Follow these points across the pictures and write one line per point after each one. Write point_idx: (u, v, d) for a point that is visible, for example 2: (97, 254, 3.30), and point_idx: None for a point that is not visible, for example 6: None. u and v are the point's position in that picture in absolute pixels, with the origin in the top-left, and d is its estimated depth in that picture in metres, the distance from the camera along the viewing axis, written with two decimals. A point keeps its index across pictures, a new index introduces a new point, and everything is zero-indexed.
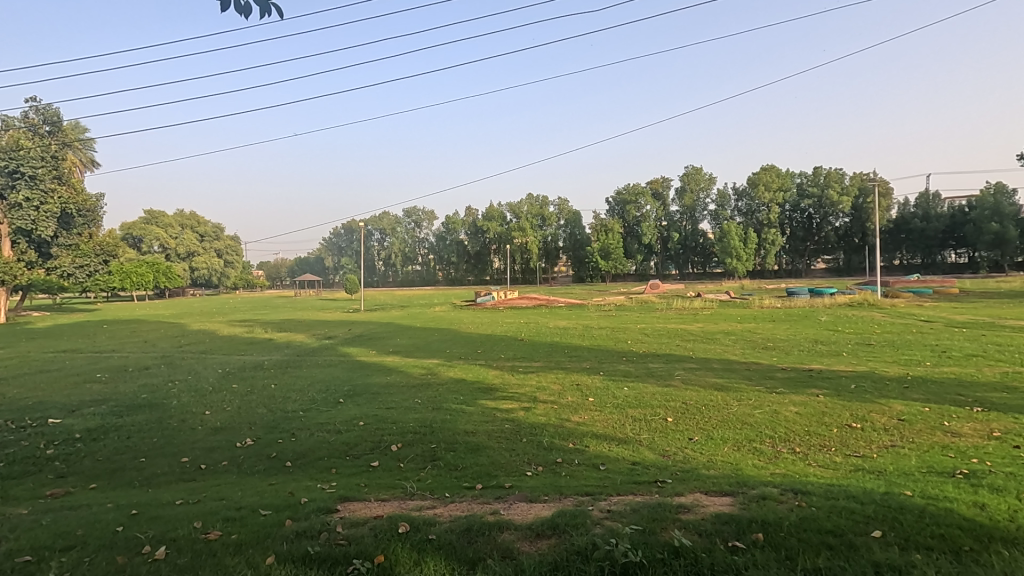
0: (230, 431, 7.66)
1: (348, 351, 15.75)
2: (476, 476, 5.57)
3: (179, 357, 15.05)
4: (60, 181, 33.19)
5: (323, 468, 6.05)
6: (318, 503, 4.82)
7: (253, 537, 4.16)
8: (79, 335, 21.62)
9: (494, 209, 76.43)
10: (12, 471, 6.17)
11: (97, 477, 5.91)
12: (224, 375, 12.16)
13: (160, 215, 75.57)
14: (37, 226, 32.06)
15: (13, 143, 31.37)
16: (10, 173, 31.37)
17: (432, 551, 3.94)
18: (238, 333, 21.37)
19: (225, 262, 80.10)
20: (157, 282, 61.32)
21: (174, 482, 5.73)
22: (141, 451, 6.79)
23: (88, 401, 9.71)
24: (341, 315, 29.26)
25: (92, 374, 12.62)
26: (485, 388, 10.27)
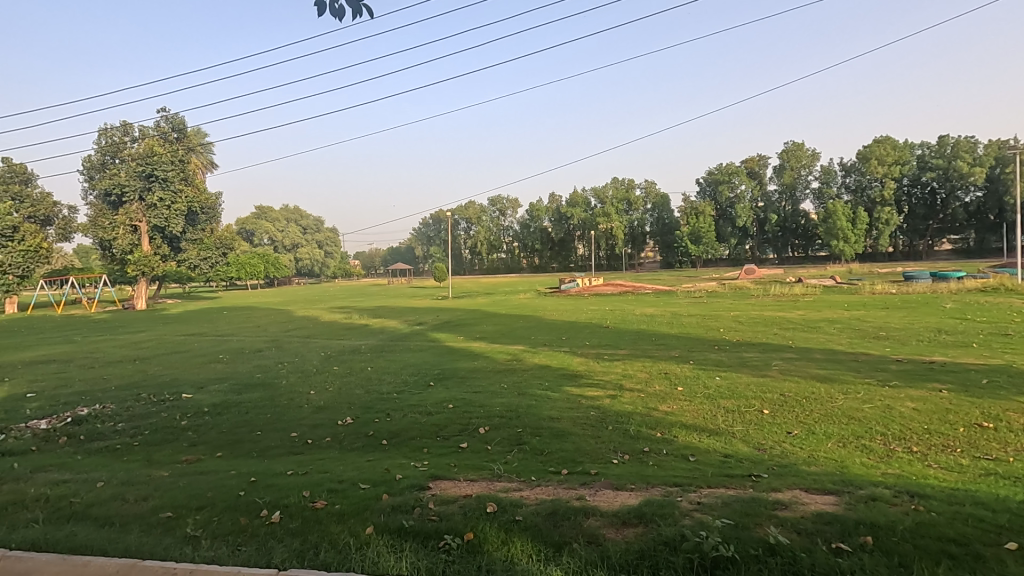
0: (332, 409, 8.25)
1: (437, 337, 16.42)
2: (562, 462, 5.60)
3: (286, 341, 16.42)
4: (186, 182, 37.02)
5: (415, 447, 6.37)
6: (411, 479, 5.09)
7: (354, 508, 4.48)
8: (204, 321, 24.19)
9: (578, 195, 76.00)
10: (155, 438, 7.06)
11: (222, 447, 6.62)
12: (326, 358, 13.10)
13: (269, 211, 82.70)
14: (170, 223, 35.99)
15: (148, 150, 35.24)
16: (146, 177, 35.42)
17: (518, 531, 4.04)
18: (337, 319, 22.91)
19: (326, 253, 85.75)
20: (267, 272, 67.04)
21: (286, 454, 6.29)
22: (256, 425, 7.50)
23: (212, 379, 10.87)
24: (429, 303, 30.42)
25: (215, 355, 14.10)
26: (571, 374, 10.29)
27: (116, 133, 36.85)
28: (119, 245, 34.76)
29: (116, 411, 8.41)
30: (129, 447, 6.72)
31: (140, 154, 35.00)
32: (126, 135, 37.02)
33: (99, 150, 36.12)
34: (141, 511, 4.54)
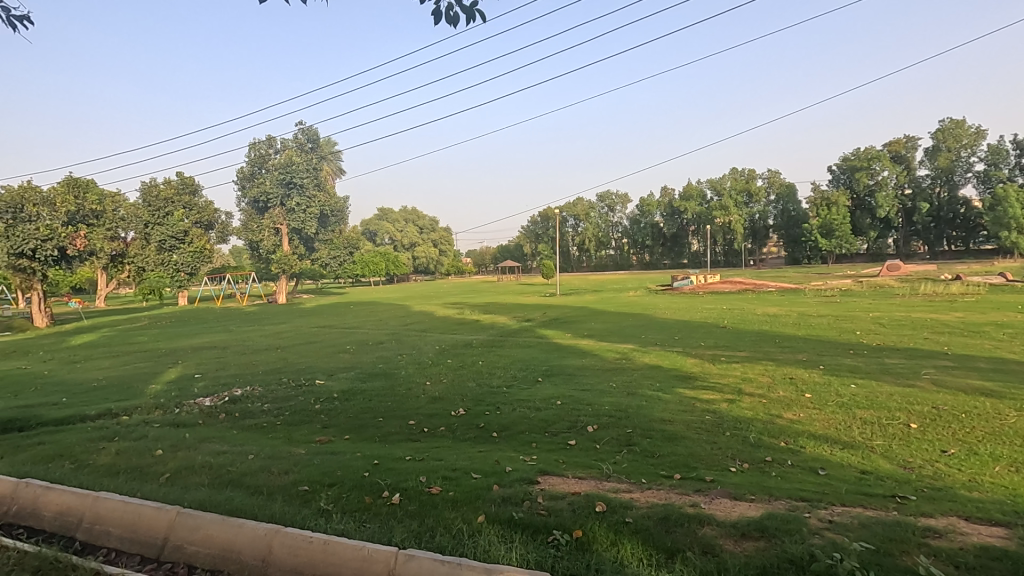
0: (446, 400, 8.65)
1: (545, 333, 16.58)
2: (675, 466, 5.39)
3: (404, 334, 17.47)
4: (319, 188, 40.77)
5: (524, 441, 6.48)
6: (521, 473, 5.19)
7: (467, 496, 4.66)
8: (334, 314, 26.45)
9: (692, 188, 72.56)
10: (294, 418, 7.88)
11: (349, 430, 7.21)
12: (440, 351, 13.77)
13: (390, 212, 88.58)
14: (305, 225, 39.82)
15: (288, 160, 39.23)
16: (286, 184, 39.42)
17: (629, 534, 3.95)
18: (451, 314, 23.97)
19: (440, 252, 89.92)
20: (388, 269, 71.82)
21: (404, 440, 6.70)
22: (378, 412, 8.07)
23: (341, 368, 11.90)
24: (538, 300, 30.72)
25: (344, 346, 15.42)
26: (683, 376, 9.86)
27: (262, 147, 41.34)
28: (265, 245, 39.20)
29: (263, 393, 9.48)
30: (273, 425, 7.56)
31: (282, 164, 39.15)
32: (270, 147, 41.49)
33: (249, 162, 40.86)
34: (283, 483, 5.08)
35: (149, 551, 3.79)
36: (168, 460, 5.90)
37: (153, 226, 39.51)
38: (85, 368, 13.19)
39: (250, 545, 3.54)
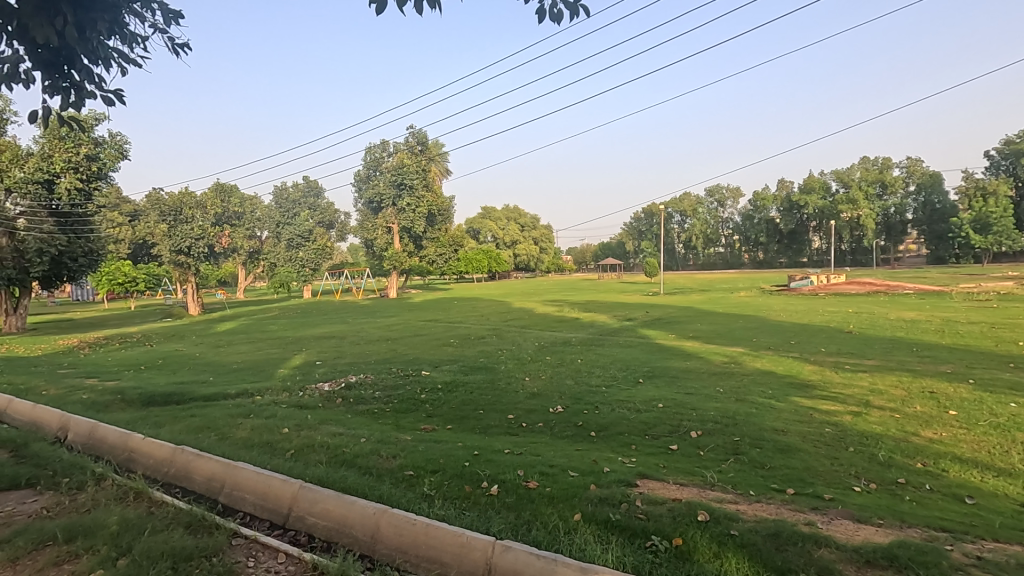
0: (544, 397, 8.71)
1: (647, 333, 16.12)
2: (787, 480, 5.01)
3: (505, 330, 17.85)
4: (427, 188, 42.63)
5: (623, 442, 6.35)
6: (619, 474, 5.10)
7: (564, 493, 4.66)
8: (439, 309, 27.66)
9: (814, 179, 66.68)
10: (401, 406, 8.37)
11: (451, 421, 7.51)
12: (540, 348, 13.88)
13: (493, 211, 90.58)
14: (414, 224, 41.89)
15: (400, 163, 41.53)
16: (398, 185, 41.80)
17: (734, 547, 3.74)
18: (550, 311, 24.07)
19: (541, 249, 90.55)
20: (490, 267, 73.54)
21: (503, 433, 6.86)
22: (479, 405, 8.33)
23: (445, 360, 12.44)
24: (640, 298, 29.95)
25: (448, 339, 16.09)
26: (800, 383, 9.12)
27: (377, 150, 44.13)
28: (378, 243, 42.09)
29: (374, 381, 10.18)
30: (383, 411, 8.08)
31: (394, 166, 41.59)
32: (384, 151, 44.13)
33: (365, 166, 43.86)
34: (392, 467, 5.42)
35: (276, 518, 4.21)
36: (293, 437, 6.53)
37: (283, 227, 43.65)
38: (228, 352, 14.96)
39: (361, 521, 3.80)
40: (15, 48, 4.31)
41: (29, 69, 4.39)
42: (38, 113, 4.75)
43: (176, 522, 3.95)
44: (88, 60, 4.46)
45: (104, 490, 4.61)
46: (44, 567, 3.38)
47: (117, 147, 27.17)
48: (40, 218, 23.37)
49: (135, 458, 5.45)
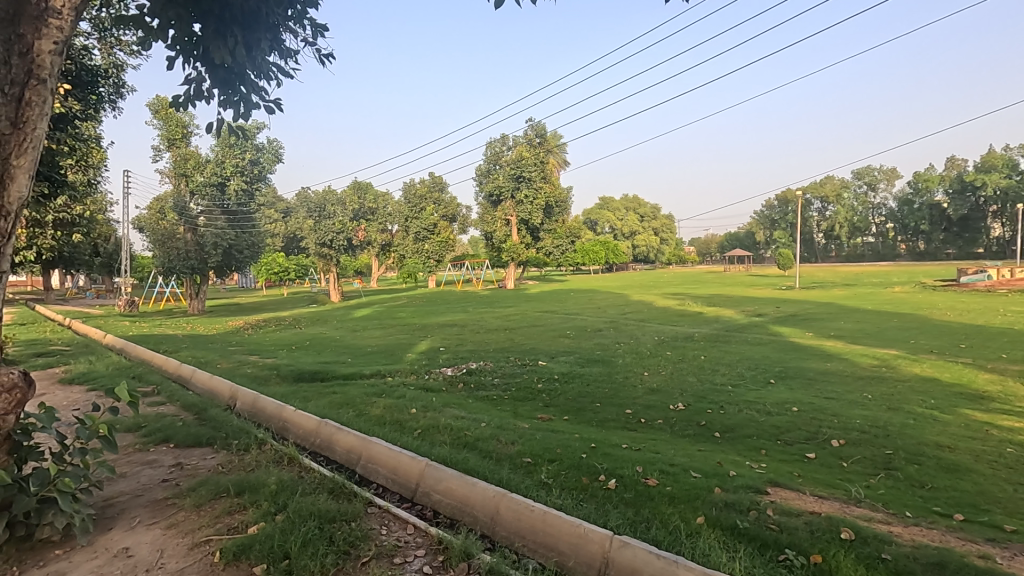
0: (664, 393, 8.41)
1: (779, 331, 14.87)
2: (953, 504, 4.36)
3: (623, 323, 17.49)
4: (545, 180, 42.93)
5: (752, 446, 5.93)
6: (747, 479, 4.77)
7: (685, 494, 4.47)
8: (556, 300, 27.82)
9: (995, 155, 56.88)
10: (519, 394, 8.57)
11: (568, 412, 7.54)
12: (659, 342, 13.42)
13: (611, 201, 88.80)
14: (532, 216, 42.50)
15: (519, 156, 42.20)
16: (516, 178, 42.46)
17: (885, 573, 3.32)
18: (671, 305, 23.12)
19: (661, 240, 87.34)
20: (608, 258, 72.30)
21: (620, 428, 6.75)
22: (596, 397, 8.25)
23: (561, 351, 12.50)
24: (773, 293, 27.68)
25: (564, 331, 16.15)
26: (973, 394, 7.85)
27: (497, 145, 45.16)
28: (497, 235, 43.26)
29: (493, 369, 10.52)
30: (502, 398, 8.33)
31: (513, 160, 42.37)
32: (504, 146, 45.06)
33: (486, 160, 45.12)
34: (510, 453, 5.57)
35: (405, 492, 4.53)
36: (420, 418, 6.96)
37: (411, 220, 46.46)
38: (364, 336, 16.35)
39: (482, 503, 3.94)
40: (199, 71, 5.04)
41: (210, 87, 5.10)
42: (215, 125, 5.50)
43: (321, 487, 4.40)
44: (254, 75, 5.06)
45: (264, 453, 5.27)
46: (219, 514, 3.95)
47: (273, 152, 30.75)
48: (215, 216, 27.08)
49: (287, 428, 6.16)
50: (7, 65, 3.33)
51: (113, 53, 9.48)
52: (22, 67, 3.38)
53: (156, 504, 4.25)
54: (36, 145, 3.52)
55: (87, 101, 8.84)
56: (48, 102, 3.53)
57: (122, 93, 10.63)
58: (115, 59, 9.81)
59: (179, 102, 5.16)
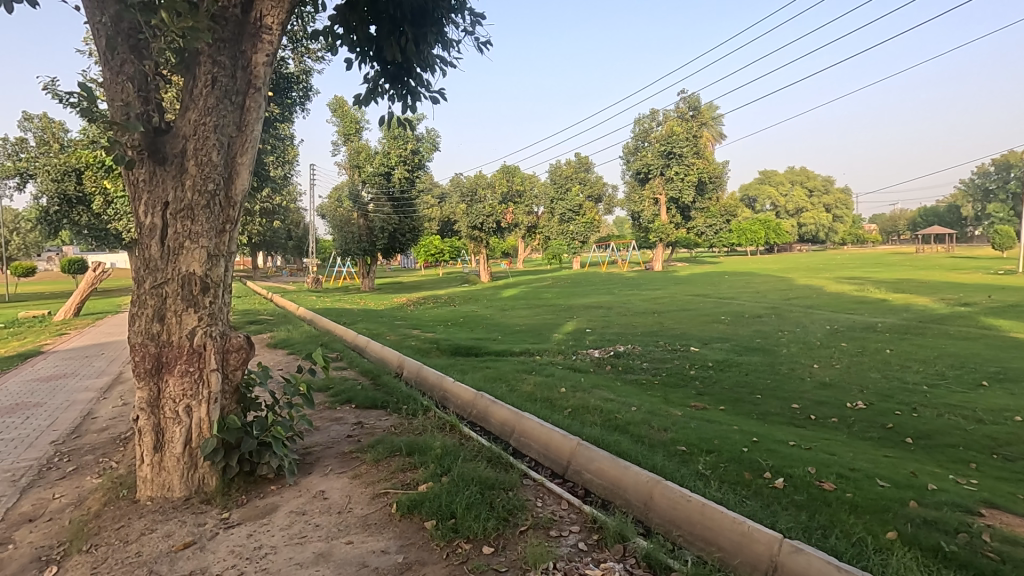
0: (840, 389, 7.50)
1: (993, 323, 12.38)
2: None
3: (787, 310, 15.91)
4: (698, 155, 40.35)
5: (958, 458, 5.03)
6: (952, 497, 4.07)
7: (871, 504, 3.96)
8: (708, 284, 26.23)
9: None
10: (670, 380, 8.27)
11: (724, 401, 7.08)
12: (832, 332, 11.97)
13: (774, 175, 80.82)
14: (682, 194, 40.26)
15: (669, 132, 40.06)
16: (666, 155, 40.45)
17: None
18: (846, 290, 20.45)
19: (834, 217, 77.51)
20: (768, 238, 66.14)
21: (786, 423, 6.16)
22: (756, 389, 7.64)
23: (716, 337, 11.78)
24: (984, 278, 23.07)
25: (718, 316, 15.17)
26: None
27: (646, 121, 43.34)
28: (645, 215, 41.85)
29: (642, 353, 10.25)
30: (652, 383, 8.11)
31: (663, 135, 40.34)
32: (654, 121, 43.09)
33: (634, 137, 43.59)
34: (664, 439, 5.41)
35: (557, 467, 4.63)
36: (569, 397, 7.05)
37: (556, 202, 46.89)
38: (512, 315, 16.97)
39: (635, 488, 3.87)
40: (376, 69, 5.54)
41: (384, 84, 5.57)
42: (386, 118, 6.01)
43: (481, 455, 4.68)
44: (419, 69, 5.41)
45: (429, 419, 5.76)
46: (394, 471, 4.39)
47: (432, 141, 32.70)
48: (382, 203, 29.81)
49: (448, 397, 6.66)
50: (235, 79, 3.96)
51: (303, 61, 10.82)
52: (244, 78, 4.00)
53: (343, 455, 4.88)
54: (253, 145, 4.14)
55: (284, 105, 10.22)
56: (263, 107, 4.13)
57: (309, 95, 12.08)
58: (304, 66, 11.18)
59: (358, 99, 5.71)
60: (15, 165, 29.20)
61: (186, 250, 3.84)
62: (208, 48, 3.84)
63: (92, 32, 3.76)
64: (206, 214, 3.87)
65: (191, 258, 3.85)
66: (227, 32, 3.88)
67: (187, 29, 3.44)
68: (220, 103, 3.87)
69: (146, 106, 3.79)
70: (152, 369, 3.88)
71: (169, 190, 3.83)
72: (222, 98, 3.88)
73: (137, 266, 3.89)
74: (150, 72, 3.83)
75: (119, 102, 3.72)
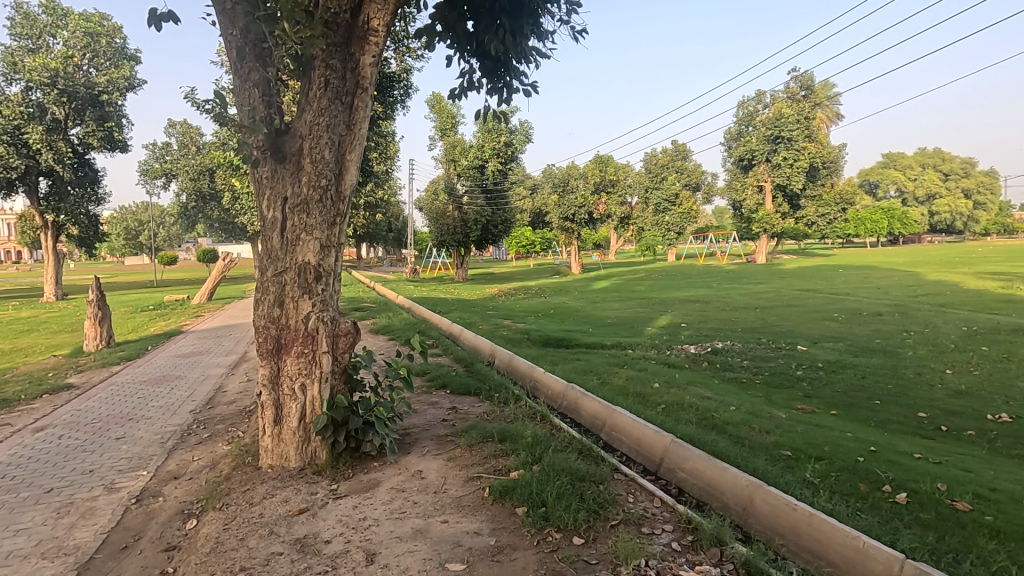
0: (979, 399, 6.64)
1: None
2: None
3: (913, 307, 14.31)
4: (809, 139, 37.41)
5: None
6: None
7: (1017, 531, 3.48)
8: (820, 277, 24.18)
9: None
10: (774, 380, 7.76)
11: (836, 406, 6.54)
12: (969, 334, 10.61)
13: (900, 158, 72.81)
14: (791, 181, 37.28)
15: (777, 114, 37.32)
16: (773, 140, 37.77)
17: None
18: (989, 287, 17.98)
19: (975, 204, 68.36)
20: (892, 228, 59.71)
21: (911, 433, 5.57)
22: (875, 394, 6.96)
23: (827, 336, 10.88)
24: None
25: (830, 313, 13.99)
26: None
27: (751, 104, 40.72)
28: (748, 204, 39.34)
29: (743, 350, 9.71)
30: (753, 382, 7.66)
31: (769, 118, 37.65)
32: (759, 103, 40.40)
33: (737, 122, 41.13)
34: (766, 442, 5.10)
35: (650, 464, 4.53)
36: (663, 393, 6.84)
37: (651, 191, 45.43)
38: (604, 308, 16.73)
39: (733, 491, 3.68)
40: (472, 64, 5.67)
41: (481, 78, 5.68)
42: (482, 112, 6.14)
43: (571, 447, 4.68)
44: (515, 61, 5.46)
45: (520, 408, 5.84)
46: (486, 456, 4.52)
47: (525, 132, 32.87)
48: (476, 195, 30.51)
49: (538, 388, 6.72)
50: (345, 80, 4.22)
51: (404, 60, 11.30)
52: (353, 79, 4.25)
53: (439, 438, 5.09)
54: (360, 142, 4.40)
55: (387, 104, 10.75)
56: (370, 106, 4.37)
57: (409, 93, 12.61)
58: (405, 65, 11.68)
59: (454, 94, 5.88)
60: (162, 166, 33.24)
61: (302, 241, 4.17)
62: (322, 53, 4.12)
63: (225, 43, 4.17)
64: (319, 208, 4.17)
65: (306, 248, 4.18)
66: (338, 36, 4.14)
67: (305, 36, 3.73)
68: (332, 104, 4.15)
69: (268, 109, 4.14)
70: (273, 349, 4.26)
71: (288, 186, 4.17)
72: (335, 99, 4.15)
73: (261, 256, 4.28)
74: (272, 77, 4.18)
75: (247, 107, 4.10)
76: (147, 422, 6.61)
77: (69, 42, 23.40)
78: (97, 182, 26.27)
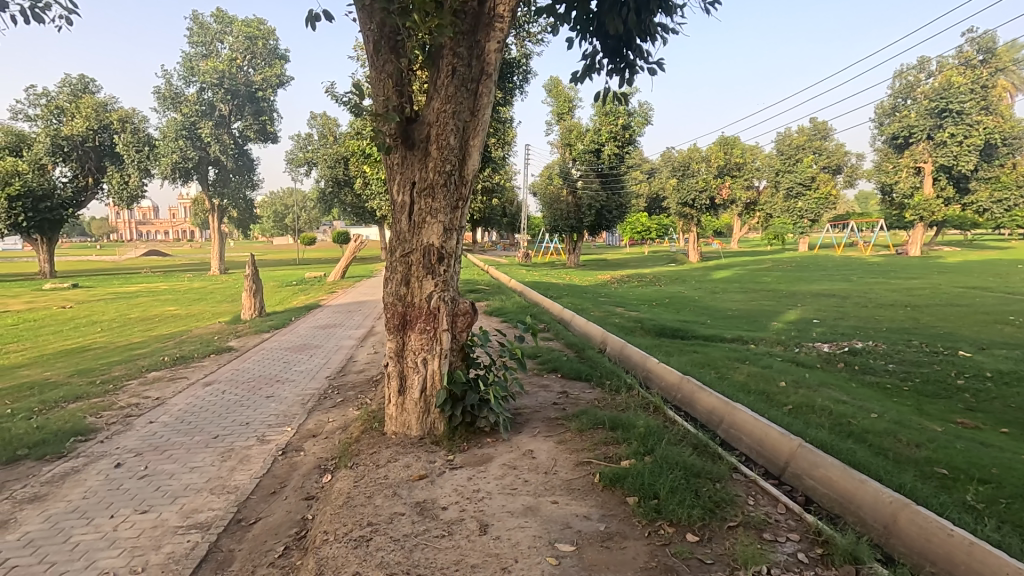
0: None
1: None
2: None
3: None
4: (987, 111, 32.10)
5: None
6: None
7: None
8: (990, 274, 20.69)
9: None
10: (927, 388, 6.83)
11: (1008, 423, 5.61)
12: None
13: None
14: (959, 161, 32.25)
15: (946, 82, 32.25)
16: (939, 113, 32.77)
17: None
18: None
19: None
20: None
21: None
22: None
23: (999, 342, 9.32)
24: None
25: (1005, 315, 11.95)
26: None
27: (911, 73, 35.63)
28: (900, 188, 34.59)
29: (888, 352, 8.64)
30: (900, 389, 6.81)
31: (935, 88, 32.66)
32: (921, 72, 35.29)
33: (892, 94, 36.27)
34: (915, 456, 4.54)
35: (773, 467, 4.23)
36: (790, 393, 6.33)
37: (783, 174, 41.77)
38: (724, 299, 15.74)
39: (874, 508, 3.32)
40: (594, 45, 5.56)
41: (602, 59, 5.55)
42: (603, 94, 6.01)
43: (686, 441, 4.51)
44: (639, 39, 5.27)
45: (632, 397, 5.74)
46: (597, 443, 4.49)
47: (644, 114, 31.55)
48: (591, 179, 30.08)
49: (651, 377, 6.55)
50: (471, 67, 4.35)
51: (524, 46, 11.38)
52: (478, 66, 4.37)
53: (550, 420, 5.16)
54: (483, 128, 4.52)
55: (506, 89, 10.90)
56: (493, 92, 4.46)
57: (528, 79, 12.67)
58: (525, 51, 11.73)
59: (576, 77, 5.80)
60: (305, 156, 36.78)
61: (427, 224, 4.40)
62: (450, 42, 4.27)
63: (364, 37, 4.46)
64: (443, 192, 4.37)
65: (431, 231, 4.41)
66: (466, 24, 4.27)
67: (434, 26, 3.89)
68: (458, 91, 4.29)
69: (400, 98, 4.37)
70: (399, 325, 4.57)
71: (416, 171, 4.40)
72: (460, 86, 4.28)
73: (390, 238, 4.57)
74: (404, 68, 4.41)
75: (381, 97, 4.37)
76: (292, 384, 7.46)
77: (233, 45, 26.56)
78: (252, 170, 29.66)
